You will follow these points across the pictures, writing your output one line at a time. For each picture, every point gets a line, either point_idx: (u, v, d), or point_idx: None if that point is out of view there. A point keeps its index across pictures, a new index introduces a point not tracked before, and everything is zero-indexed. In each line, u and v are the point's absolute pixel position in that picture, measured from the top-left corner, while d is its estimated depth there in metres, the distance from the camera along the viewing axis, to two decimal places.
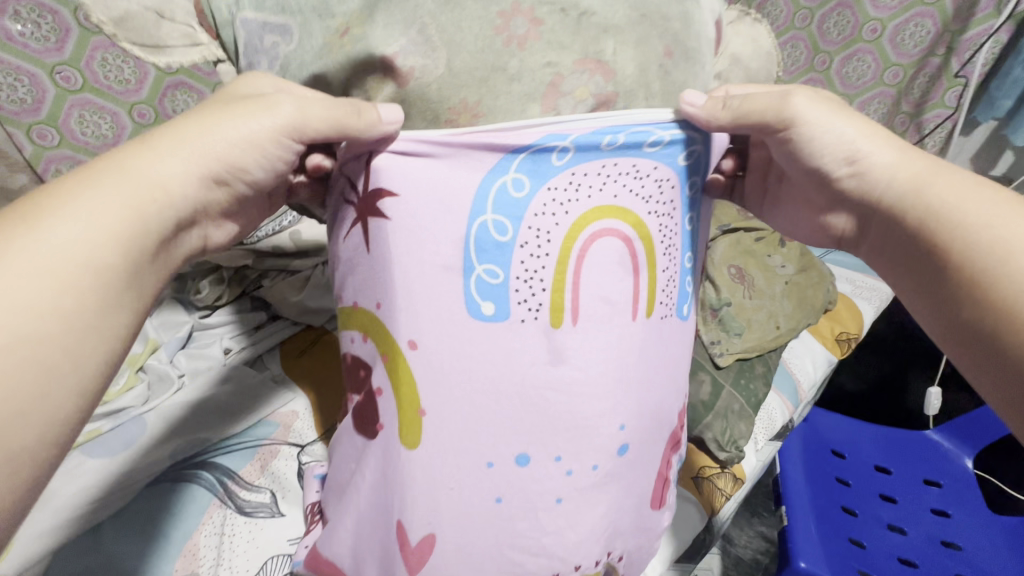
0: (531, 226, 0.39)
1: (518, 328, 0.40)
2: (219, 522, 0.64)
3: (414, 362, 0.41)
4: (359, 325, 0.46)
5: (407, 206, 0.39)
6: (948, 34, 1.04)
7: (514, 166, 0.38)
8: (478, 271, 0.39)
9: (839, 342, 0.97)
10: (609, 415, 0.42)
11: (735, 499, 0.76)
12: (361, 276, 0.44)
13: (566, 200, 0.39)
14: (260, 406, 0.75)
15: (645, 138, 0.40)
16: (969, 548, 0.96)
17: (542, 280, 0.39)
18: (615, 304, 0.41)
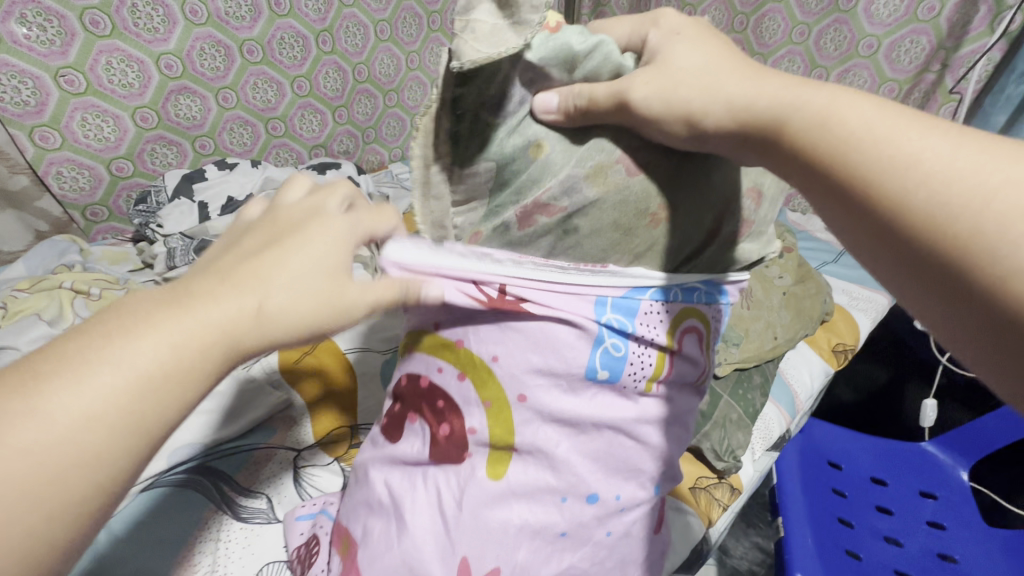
0: (639, 336, 0.45)
1: (621, 392, 0.44)
2: (214, 528, 0.63)
3: (520, 413, 0.42)
4: (454, 362, 0.43)
5: (555, 298, 0.42)
6: (943, 51, 1.06)
7: (616, 301, 0.44)
8: (606, 343, 0.43)
9: (836, 354, 0.97)
10: (652, 454, 0.47)
11: (733, 510, 0.77)
12: (480, 333, 0.42)
13: (659, 319, 0.46)
14: (258, 411, 0.74)
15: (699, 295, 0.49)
16: (965, 560, 0.96)
17: (645, 367, 0.45)
18: (681, 385, 0.49)
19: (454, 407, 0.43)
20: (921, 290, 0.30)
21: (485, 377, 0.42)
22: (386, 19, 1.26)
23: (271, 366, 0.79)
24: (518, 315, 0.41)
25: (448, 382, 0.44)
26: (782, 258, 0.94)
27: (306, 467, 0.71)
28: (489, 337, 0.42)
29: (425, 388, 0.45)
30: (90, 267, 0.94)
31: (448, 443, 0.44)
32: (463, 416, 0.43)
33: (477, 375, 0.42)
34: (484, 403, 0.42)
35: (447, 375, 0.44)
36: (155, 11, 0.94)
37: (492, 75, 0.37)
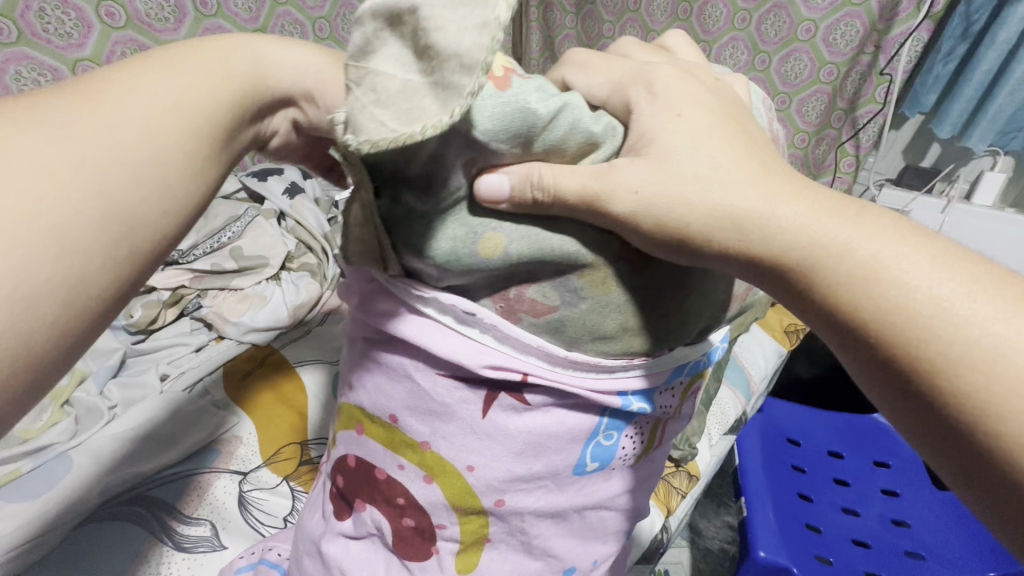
0: (631, 431, 0.41)
1: (606, 475, 0.42)
2: (155, 561, 0.60)
3: (495, 515, 0.39)
4: (421, 463, 0.38)
5: (552, 402, 0.37)
6: (875, 33, 1.08)
7: (635, 393, 0.39)
8: (598, 437, 0.39)
9: (788, 334, 0.99)
10: (629, 518, 0.48)
11: (692, 496, 0.78)
12: (457, 436, 0.37)
13: (658, 412, 0.42)
14: (201, 434, 0.71)
15: (706, 361, 0.44)
16: (917, 525, 1.00)
17: (633, 453, 0.42)
18: (663, 447, 0.47)
19: (418, 508, 0.39)
20: (918, 426, 0.29)
21: (455, 480, 0.38)
22: (324, 17, 1.21)
23: (218, 384, 0.77)
24: (505, 425, 0.36)
25: (411, 482, 0.39)
26: None
27: (251, 490, 0.68)
28: (468, 445, 0.37)
29: (385, 481, 0.40)
30: None
31: (419, 537, 0.40)
32: (432, 516, 0.39)
33: (446, 478, 0.38)
34: (455, 508, 0.39)
35: (411, 474, 0.39)
36: (66, 15, 0.88)
37: (412, 154, 0.29)
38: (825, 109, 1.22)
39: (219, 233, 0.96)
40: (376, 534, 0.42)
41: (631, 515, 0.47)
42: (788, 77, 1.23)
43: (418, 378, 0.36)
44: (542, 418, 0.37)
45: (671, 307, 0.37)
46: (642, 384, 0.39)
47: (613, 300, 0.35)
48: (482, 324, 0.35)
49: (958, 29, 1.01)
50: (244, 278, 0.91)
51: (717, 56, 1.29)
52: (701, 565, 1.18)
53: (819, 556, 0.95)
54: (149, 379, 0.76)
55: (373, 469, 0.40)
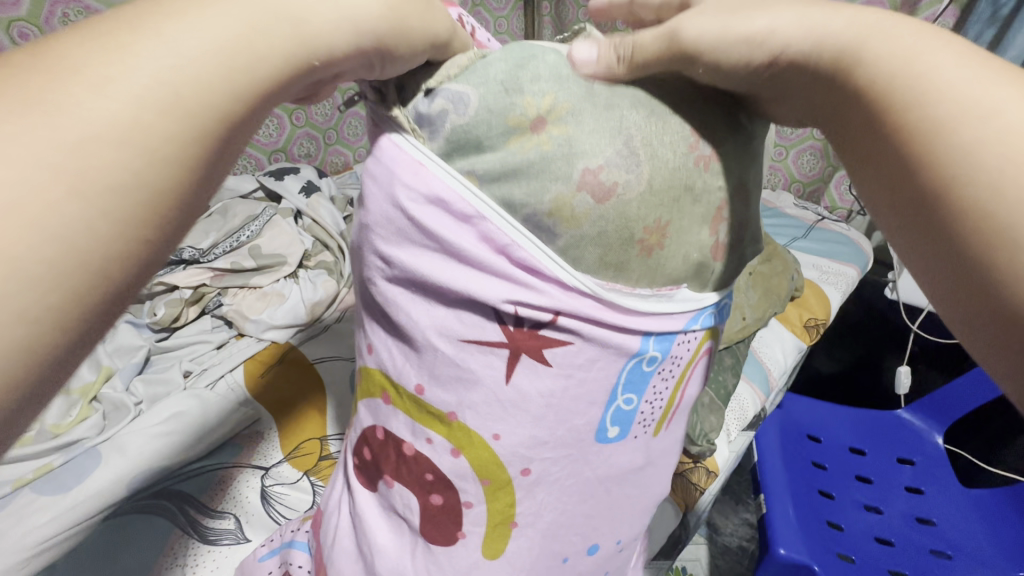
0: (653, 390, 0.39)
1: (629, 444, 0.40)
2: (182, 553, 0.62)
3: (521, 490, 0.38)
4: (448, 435, 0.36)
5: (576, 355, 0.34)
6: None
7: (662, 334, 0.37)
8: (618, 400, 0.37)
9: (808, 329, 0.98)
10: (652, 488, 0.47)
11: (711, 492, 0.77)
12: (481, 404, 0.34)
13: (676, 368, 0.39)
14: (222, 430, 0.73)
15: (717, 314, 0.40)
16: (942, 523, 0.98)
17: (654, 414, 0.40)
18: (684, 409, 0.45)
19: (447, 484, 0.38)
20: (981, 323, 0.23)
21: (481, 452, 0.36)
22: None
23: (238, 381, 0.78)
24: (528, 389, 0.34)
25: (439, 456, 0.37)
26: None
27: (273, 485, 0.69)
28: (492, 414, 0.35)
29: (411, 457, 0.39)
30: None
31: (443, 516, 0.39)
32: (456, 490, 0.38)
33: (472, 449, 0.36)
34: (483, 482, 0.37)
35: (436, 445, 0.37)
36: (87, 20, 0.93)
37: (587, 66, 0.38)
38: None
39: (237, 232, 0.97)
40: (405, 517, 0.41)
41: (648, 492, 0.47)
42: None
43: (424, 310, 0.34)
44: (564, 380, 0.34)
45: (652, 245, 0.33)
46: (666, 325, 0.36)
47: (608, 215, 0.31)
48: (514, 259, 0.32)
49: (986, 12, 0.97)
50: (262, 276, 0.92)
51: None
52: (720, 561, 1.17)
53: (841, 554, 0.94)
54: (173, 376, 0.78)
55: (399, 442, 0.39)
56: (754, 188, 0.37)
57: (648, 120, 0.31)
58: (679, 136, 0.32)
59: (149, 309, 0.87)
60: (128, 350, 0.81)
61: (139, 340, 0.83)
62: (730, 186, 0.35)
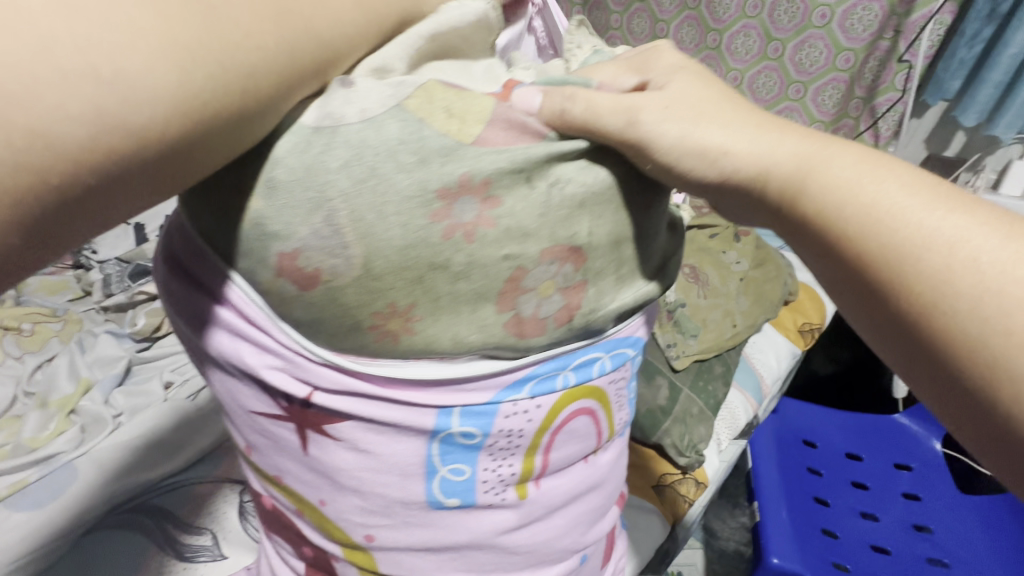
0: (486, 463, 0.36)
1: (483, 514, 0.38)
2: (157, 572, 0.60)
3: (376, 553, 0.39)
4: (288, 497, 0.39)
5: (360, 434, 0.33)
6: (895, 18, 1.03)
7: (465, 410, 0.33)
8: (442, 472, 0.35)
9: (802, 334, 0.96)
10: (574, 533, 0.44)
11: (700, 503, 0.76)
12: (297, 471, 0.36)
13: (512, 441, 0.35)
14: (203, 443, 0.72)
15: (553, 381, 0.35)
16: (940, 530, 0.96)
17: (507, 483, 0.37)
18: (573, 467, 0.41)
19: (303, 535, 0.41)
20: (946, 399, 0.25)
21: (316, 511, 0.38)
22: None
23: None
24: (328, 462, 0.35)
25: (288, 512, 0.40)
26: (738, 243, 0.91)
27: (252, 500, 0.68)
28: (312, 482, 0.36)
29: (272, 510, 0.42)
30: (23, 301, 0.90)
31: (320, 565, 0.43)
32: (321, 547, 0.41)
33: (312, 512, 0.38)
34: (331, 538, 0.39)
35: (285, 507, 0.40)
36: None
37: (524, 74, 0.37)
38: (843, 98, 1.16)
39: None
40: (292, 561, 0.45)
41: (582, 531, 0.45)
42: (803, 66, 1.17)
43: (221, 384, 0.36)
44: (362, 455, 0.34)
45: (393, 330, 0.30)
46: (460, 402, 0.33)
47: (317, 300, 0.29)
48: (272, 350, 0.32)
49: (984, 10, 0.95)
50: None
51: (728, 45, 1.23)
52: (716, 566, 1.16)
53: (836, 563, 0.92)
54: (154, 388, 0.77)
55: (260, 495, 0.42)
56: (594, 246, 0.32)
57: (361, 185, 0.26)
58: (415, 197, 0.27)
59: (130, 319, 0.86)
60: (108, 361, 0.80)
61: (120, 350, 0.82)
62: (530, 255, 0.30)
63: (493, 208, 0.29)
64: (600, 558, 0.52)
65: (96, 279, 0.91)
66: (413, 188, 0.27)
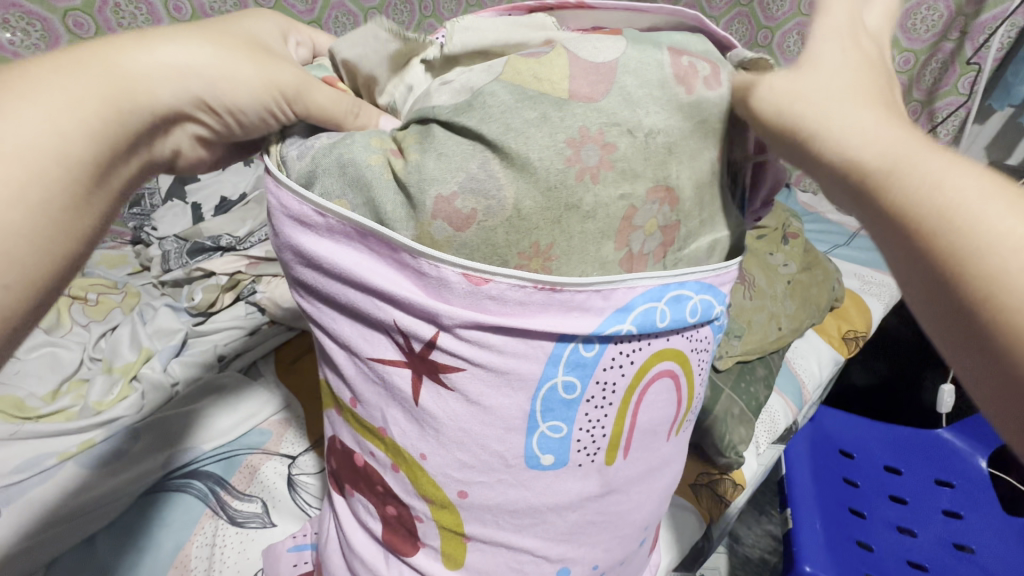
0: (584, 417, 0.38)
1: (573, 473, 0.40)
2: (210, 533, 0.64)
3: (465, 511, 0.41)
4: (386, 452, 0.42)
5: (472, 383, 0.36)
6: (962, 18, 0.99)
7: (571, 362, 0.36)
8: (542, 428, 0.38)
9: (846, 341, 0.94)
10: (638, 515, 0.47)
11: (736, 505, 0.75)
12: (401, 422, 0.39)
13: (609, 393, 0.38)
14: (251, 415, 0.75)
15: (653, 317, 0.37)
16: (982, 551, 0.93)
17: (599, 441, 0.40)
18: (654, 436, 0.43)
19: (393, 493, 0.43)
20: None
21: (413, 466, 0.40)
22: (374, 7, 1.21)
23: (271, 370, 0.81)
24: (434, 409, 0.37)
25: (381, 467, 0.43)
26: (786, 245, 0.91)
27: (299, 474, 0.70)
28: (414, 435, 0.39)
29: (362, 467, 0.45)
30: (88, 272, 0.96)
31: (402, 525, 0.44)
32: (407, 505, 0.43)
33: (408, 466, 0.41)
34: (425, 497, 0.41)
35: (381, 460, 0.43)
36: (139, 9, 0.94)
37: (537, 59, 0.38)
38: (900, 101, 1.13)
39: None
40: (371, 522, 0.47)
41: (642, 518, 0.47)
42: None
43: (342, 330, 0.39)
44: (468, 402, 0.37)
45: (533, 268, 0.35)
46: (578, 332, 0.35)
47: (470, 237, 0.34)
48: (401, 304, 0.35)
49: None
50: None
51: (780, 44, 1.20)
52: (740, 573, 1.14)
53: None
54: (207, 360, 0.81)
55: (352, 453, 0.46)
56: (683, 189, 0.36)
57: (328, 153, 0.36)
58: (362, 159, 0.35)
59: (188, 294, 0.90)
60: (166, 333, 0.84)
61: (178, 324, 0.86)
62: (639, 196, 0.35)
63: (611, 153, 0.33)
64: (644, 552, 0.53)
65: (154, 255, 0.96)
66: (547, 140, 0.32)
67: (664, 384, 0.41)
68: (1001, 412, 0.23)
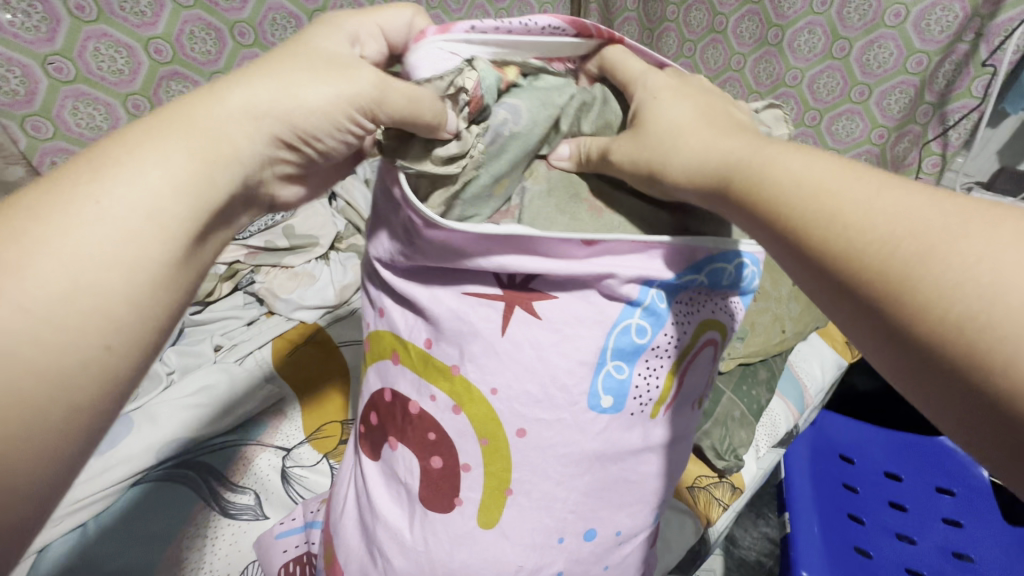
0: (646, 362, 0.41)
1: (625, 422, 0.41)
2: (203, 525, 0.63)
3: (517, 453, 0.39)
4: (451, 393, 0.40)
5: (562, 314, 0.39)
6: (977, 19, 0.97)
7: (648, 309, 0.40)
8: (608, 367, 0.40)
9: (849, 346, 0.93)
10: (655, 490, 0.47)
11: (734, 508, 0.74)
12: (481, 358, 0.39)
13: (672, 344, 0.42)
14: (248, 406, 0.74)
15: (721, 275, 0.43)
16: (982, 560, 0.92)
17: (658, 384, 0.42)
18: (690, 401, 0.46)
19: (449, 446, 0.40)
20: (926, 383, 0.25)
21: (476, 405, 0.39)
22: None
23: (266, 358, 0.78)
24: (522, 341, 0.39)
25: (439, 413, 0.40)
26: None
27: (293, 466, 0.70)
28: (491, 368, 0.39)
29: (415, 416, 0.42)
30: None
31: (445, 481, 0.41)
32: (459, 452, 0.40)
33: (472, 404, 0.39)
34: (480, 443, 0.40)
35: (441, 403, 0.40)
36: None
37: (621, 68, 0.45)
38: (911, 103, 1.11)
39: (273, 212, 0.99)
40: (410, 479, 0.43)
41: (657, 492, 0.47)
42: (870, 66, 1.12)
43: (428, 270, 0.42)
44: (556, 334, 0.39)
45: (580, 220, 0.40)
46: (661, 276, 0.40)
47: (556, 176, 0.45)
48: (509, 243, 0.38)
49: None
50: (296, 256, 0.91)
51: (790, 42, 1.18)
52: None
53: None
54: (204, 350, 0.80)
55: (404, 403, 0.43)
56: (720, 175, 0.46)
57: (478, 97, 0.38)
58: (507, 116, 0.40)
59: None
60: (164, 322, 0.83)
61: None
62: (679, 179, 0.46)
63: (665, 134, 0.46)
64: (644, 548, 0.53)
65: None
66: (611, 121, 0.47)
67: (712, 349, 0.46)
68: (887, 346, 0.26)
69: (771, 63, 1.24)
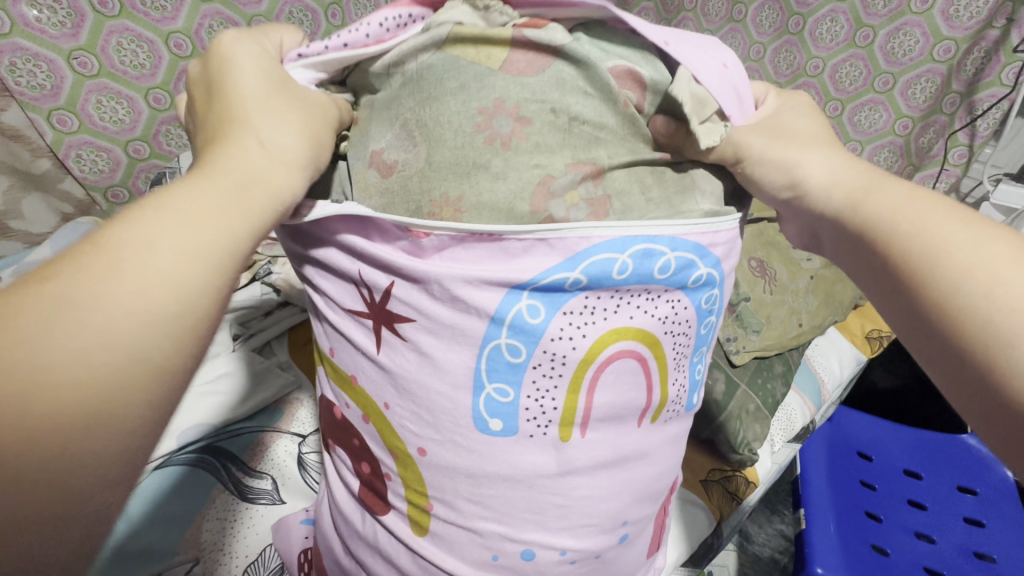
0: (532, 383, 0.38)
1: (526, 443, 0.40)
2: (222, 508, 0.65)
3: (426, 470, 0.42)
4: (357, 404, 0.44)
5: (427, 338, 0.38)
6: (1009, 4, 0.93)
7: (515, 327, 0.37)
8: (488, 390, 0.38)
9: (870, 341, 0.91)
10: (618, 512, 0.45)
11: (748, 503, 0.74)
12: (369, 373, 0.42)
13: (561, 364, 0.38)
14: (263, 395, 0.74)
15: (611, 267, 0.37)
16: (1004, 561, 0.89)
17: (554, 403, 0.39)
18: (620, 420, 0.42)
19: (368, 452, 0.45)
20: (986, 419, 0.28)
21: (381, 420, 0.42)
22: None
23: (284, 349, 0.82)
24: (393, 364, 0.40)
25: (355, 421, 0.45)
26: None
27: (309, 453, 0.71)
28: (379, 384, 0.41)
29: (340, 420, 0.47)
30: None
31: (376, 483, 0.46)
32: (378, 461, 0.45)
33: (377, 417, 0.43)
34: (393, 454, 0.43)
35: (354, 413, 0.45)
36: None
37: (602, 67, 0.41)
38: (938, 91, 1.07)
39: None
40: (350, 478, 0.49)
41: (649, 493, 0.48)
42: (895, 55, 1.08)
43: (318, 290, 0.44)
44: (421, 358, 0.39)
45: (445, 217, 0.39)
46: (528, 280, 0.36)
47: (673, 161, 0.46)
48: (364, 268, 0.39)
49: None
50: None
51: (812, 31, 1.16)
52: (748, 571, 1.13)
53: None
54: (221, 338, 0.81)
55: (332, 409, 0.48)
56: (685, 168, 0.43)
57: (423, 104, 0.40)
58: (465, 116, 0.38)
59: None
60: None
61: None
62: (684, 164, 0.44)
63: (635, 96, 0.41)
64: (647, 542, 0.53)
65: None
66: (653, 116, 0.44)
67: (631, 364, 0.40)
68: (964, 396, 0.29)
69: (793, 52, 1.21)
